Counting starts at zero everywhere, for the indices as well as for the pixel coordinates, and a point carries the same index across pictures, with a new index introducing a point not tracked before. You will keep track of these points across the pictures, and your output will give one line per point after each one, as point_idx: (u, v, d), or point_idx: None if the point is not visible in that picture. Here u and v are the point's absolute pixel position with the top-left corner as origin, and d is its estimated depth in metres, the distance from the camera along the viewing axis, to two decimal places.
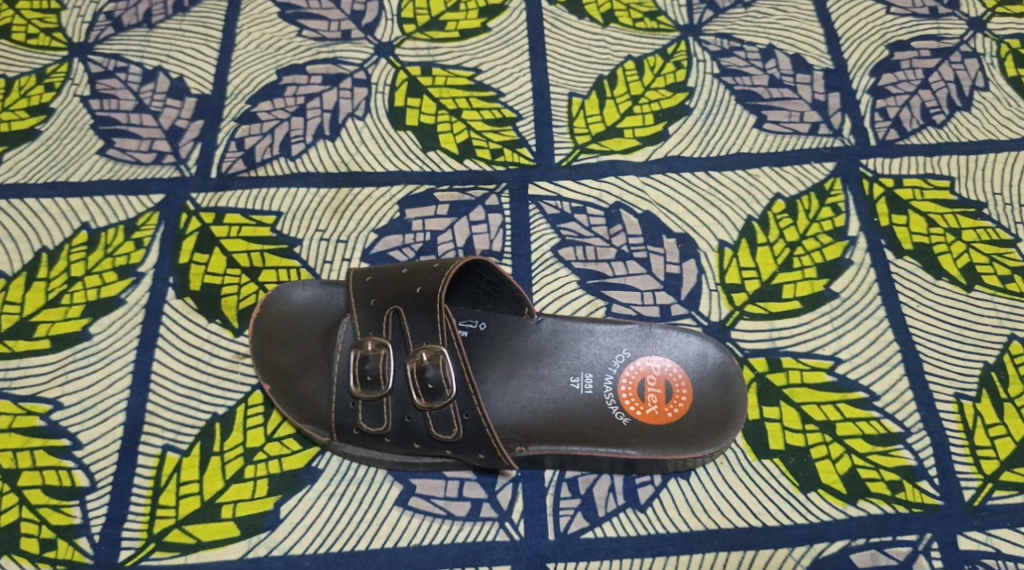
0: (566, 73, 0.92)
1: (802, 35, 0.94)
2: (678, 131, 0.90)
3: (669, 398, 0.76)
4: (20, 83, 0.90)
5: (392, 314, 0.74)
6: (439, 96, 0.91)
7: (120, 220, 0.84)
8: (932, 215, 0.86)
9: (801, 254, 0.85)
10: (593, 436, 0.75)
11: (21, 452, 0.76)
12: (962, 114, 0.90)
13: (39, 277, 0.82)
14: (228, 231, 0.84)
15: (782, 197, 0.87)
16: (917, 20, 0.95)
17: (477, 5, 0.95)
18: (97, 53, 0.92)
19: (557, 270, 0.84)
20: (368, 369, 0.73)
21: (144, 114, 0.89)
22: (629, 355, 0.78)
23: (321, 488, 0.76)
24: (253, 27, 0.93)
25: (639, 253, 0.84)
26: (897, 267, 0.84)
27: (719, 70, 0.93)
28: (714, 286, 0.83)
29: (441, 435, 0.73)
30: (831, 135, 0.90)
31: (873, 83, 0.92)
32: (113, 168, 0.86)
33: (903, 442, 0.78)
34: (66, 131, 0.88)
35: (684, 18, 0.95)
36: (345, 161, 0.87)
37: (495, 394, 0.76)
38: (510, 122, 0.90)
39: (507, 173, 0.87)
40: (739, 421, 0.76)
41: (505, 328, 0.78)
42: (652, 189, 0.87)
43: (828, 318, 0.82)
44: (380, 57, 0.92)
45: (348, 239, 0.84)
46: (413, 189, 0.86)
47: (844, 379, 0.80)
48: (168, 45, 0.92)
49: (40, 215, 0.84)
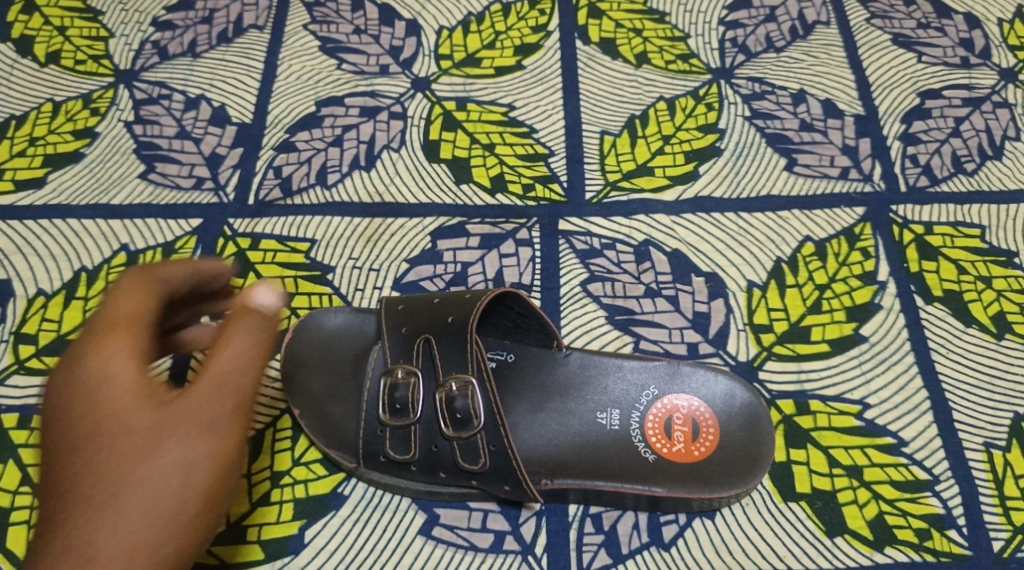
0: (598, 112, 0.94)
1: (833, 81, 0.95)
2: (709, 171, 0.91)
3: (696, 436, 0.76)
4: (67, 108, 0.92)
5: (423, 343, 0.75)
6: (473, 131, 0.92)
7: (158, 242, 0.86)
8: (963, 262, 0.86)
9: (830, 297, 0.85)
10: (621, 471, 0.75)
11: None
12: (992, 163, 0.91)
13: (78, 295, 0.83)
14: (264, 256, 0.85)
15: (811, 240, 0.88)
16: (949, 69, 0.96)
17: (513, 44, 0.97)
18: (142, 80, 0.94)
19: (585, 304, 0.84)
20: (397, 397, 0.74)
21: (186, 140, 0.91)
22: (657, 393, 0.78)
23: (346, 513, 0.76)
24: (294, 59, 0.95)
25: (668, 290, 0.85)
26: (927, 313, 0.84)
27: (750, 113, 0.94)
28: (743, 326, 0.84)
29: (467, 465, 0.73)
30: (862, 180, 0.90)
31: (904, 130, 0.93)
32: (153, 192, 0.88)
33: (931, 490, 0.78)
34: (110, 154, 0.90)
35: (717, 61, 0.97)
36: (379, 192, 0.89)
37: (522, 425, 0.77)
38: (542, 158, 0.91)
39: (538, 208, 0.88)
40: (766, 461, 0.75)
41: (533, 360, 0.79)
42: (682, 228, 0.88)
43: (856, 361, 0.82)
44: (416, 91, 0.94)
45: (380, 267, 0.85)
46: (445, 221, 0.88)
47: (872, 424, 0.80)
48: (212, 74, 0.94)
49: (80, 235, 0.86)
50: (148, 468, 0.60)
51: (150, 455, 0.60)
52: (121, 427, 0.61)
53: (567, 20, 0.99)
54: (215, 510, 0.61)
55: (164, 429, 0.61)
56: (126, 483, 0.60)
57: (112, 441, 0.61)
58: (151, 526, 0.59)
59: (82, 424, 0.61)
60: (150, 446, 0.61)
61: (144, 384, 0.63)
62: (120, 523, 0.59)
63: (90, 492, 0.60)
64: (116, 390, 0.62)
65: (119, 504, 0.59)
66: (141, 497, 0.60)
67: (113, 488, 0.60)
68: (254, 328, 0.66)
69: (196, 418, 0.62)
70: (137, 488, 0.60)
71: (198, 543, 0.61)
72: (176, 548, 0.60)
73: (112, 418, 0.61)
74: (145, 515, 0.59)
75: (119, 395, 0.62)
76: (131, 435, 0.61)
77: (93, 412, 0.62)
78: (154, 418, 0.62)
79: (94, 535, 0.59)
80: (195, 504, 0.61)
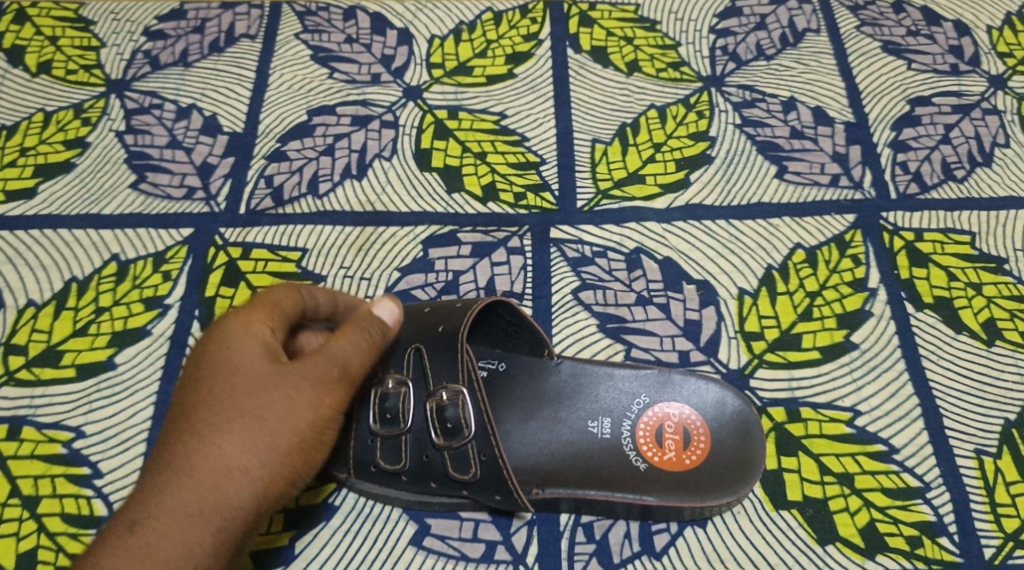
0: (590, 120, 0.94)
1: (824, 88, 0.96)
2: (700, 178, 0.91)
3: (687, 444, 0.76)
4: (58, 117, 0.92)
5: (413, 352, 0.75)
6: (465, 139, 0.92)
7: (149, 252, 0.86)
8: (953, 269, 0.87)
9: (821, 304, 0.85)
10: (612, 480, 0.75)
11: (43, 479, 0.77)
12: (982, 170, 0.91)
13: (68, 305, 0.83)
14: (255, 265, 0.85)
15: (802, 247, 0.88)
16: (939, 77, 0.96)
17: (505, 52, 0.97)
18: (133, 90, 0.94)
19: (576, 312, 0.84)
20: (387, 408, 0.74)
21: (177, 150, 0.91)
22: (648, 401, 0.78)
23: (337, 524, 0.76)
24: (286, 68, 0.96)
25: (659, 298, 0.85)
26: (917, 320, 0.85)
27: (741, 120, 0.94)
28: (734, 333, 0.84)
29: (458, 475, 0.73)
30: (852, 188, 0.91)
31: (894, 137, 0.93)
32: (144, 202, 0.88)
33: (923, 497, 0.78)
34: (101, 164, 0.90)
35: (708, 69, 0.97)
36: (371, 201, 0.89)
37: (513, 434, 0.77)
38: (534, 166, 0.91)
39: (529, 216, 0.89)
40: (756, 469, 0.76)
41: (524, 369, 0.79)
42: (673, 236, 0.88)
43: (847, 368, 0.82)
44: (408, 100, 0.94)
45: (372, 276, 0.85)
46: (437, 230, 0.88)
47: (863, 431, 0.80)
48: (203, 83, 0.94)
49: (71, 245, 0.86)
50: (250, 413, 0.66)
51: (258, 404, 0.66)
52: (240, 371, 0.67)
53: (558, 29, 0.99)
54: (297, 464, 0.67)
55: (275, 380, 0.67)
56: (226, 419, 0.66)
57: (229, 383, 0.67)
58: (237, 462, 0.65)
59: (207, 369, 0.68)
60: (260, 393, 0.66)
61: (269, 346, 0.68)
62: (214, 454, 0.65)
63: (200, 419, 0.66)
64: (250, 341, 0.68)
65: (216, 438, 0.66)
66: (238, 434, 0.66)
67: (217, 422, 0.66)
68: (374, 325, 0.69)
69: (302, 375, 0.67)
70: (237, 425, 0.66)
71: (276, 489, 0.66)
72: (252, 493, 0.65)
73: (238, 361, 0.67)
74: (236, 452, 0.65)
75: (242, 347, 0.68)
76: (247, 380, 0.67)
77: (224, 353, 0.68)
78: (271, 368, 0.67)
79: (194, 462, 0.65)
80: (279, 456, 0.66)
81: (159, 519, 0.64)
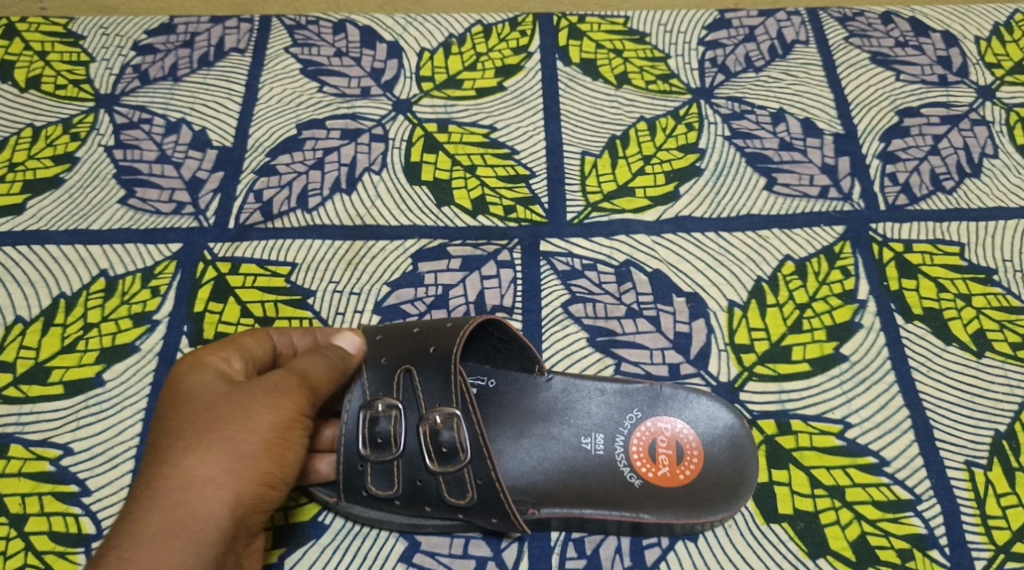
0: (579, 132, 0.94)
1: (813, 100, 0.96)
2: (689, 191, 0.91)
3: (680, 459, 0.77)
4: (46, 133, 0.92)
5: (403, 373, 0.75)
6: (454, 152, 0.92)
7: (137, 267, 0.86)
8: (943, 280, 0.87)
9: (810, 316, 0.85)
10: (608, 498, 0.76)
11: (30, 497, 0.77)
12: (971, 181, 0.91)
13: (56, 322, 0.83)
14: (243, 280, 0.85)
15: (791, 259, 0.88)
16: (927, 87, 0.97)
17: (494, 65, 0.97)
18: (122, 105, 0.94)
19: (566, 326, 0.84)
20: (378, 432, 0.74)
21: (166, 165, 0.91)
22: (641, 416, 0.78)
23: (327, 542, 0.76)
24: (275, 82, 0.96)
25: (649, 311, 0.85)
26: (907, 331, 0.85)
27: (730, 132, 0.94)
28: (724, 346, 0.84)
29: (454, 499, 0.73)
30: (841, 199, 0.91)
31: (883, 148, 0.93)
32: (133, 217, 0.88)
33: (913, 510, 0.78)
34: (89, 180, 0.90)
35: (697, 81, 0.97)
36: (360, 215, 0.89)
37: (506, 453, 0.77)
38: (524, 179, 0.91)
39: (519, 229, 0.89)
40: (750, 484, 0.76)
41: (514, 386, 0.79)
42: (662, 249, 0.88)
43: (837, 381, 0.82)
44: (397, 113, 0.94)
45: (361, 291, 0.85)
46: (426, 243, 0.88)
47: (854, 444, 0.80)
48: (192, 98, 0.94)
49: (59, 261, 0.86)
50: (215, 427, 0.67)
51: (221, 419, 0.67)
52: (200, 397, 0.68)
53: (548, 41, 0.99)
54: (268, 468, 0.67)
55: (235, 397, 0.68)
56: (189, 437, 0.66)
57: (189, 411, 0.68)
58: (209, 471, 0.65)
59: (166, 408, 0.69)
60: (222, 409, 0.67)
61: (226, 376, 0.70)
62: (181, 470, 0.65)
63: (162, 446, 0.66)
64: (206, 376, 0.70)
65: (183, 457, 0.65)
66: (205, 448, 0.66)
67: (182, 443, 0.66)
68: (331, 348, 0.74)
69: (261, 390, 0.69)
70: (202, 441, 0.66)
71: (252, 494, 0.66)
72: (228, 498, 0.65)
73: (195, 393, 0.69)
74: (204, 463, 0.65)
75: (199, 381, 0.70)
76: (207, 403, 0.68)
77: (180, 390, 0.69)
78: (228, 390, 0.69)
79: (164, 482, 0.65)
80: (250, 460, 0.66)
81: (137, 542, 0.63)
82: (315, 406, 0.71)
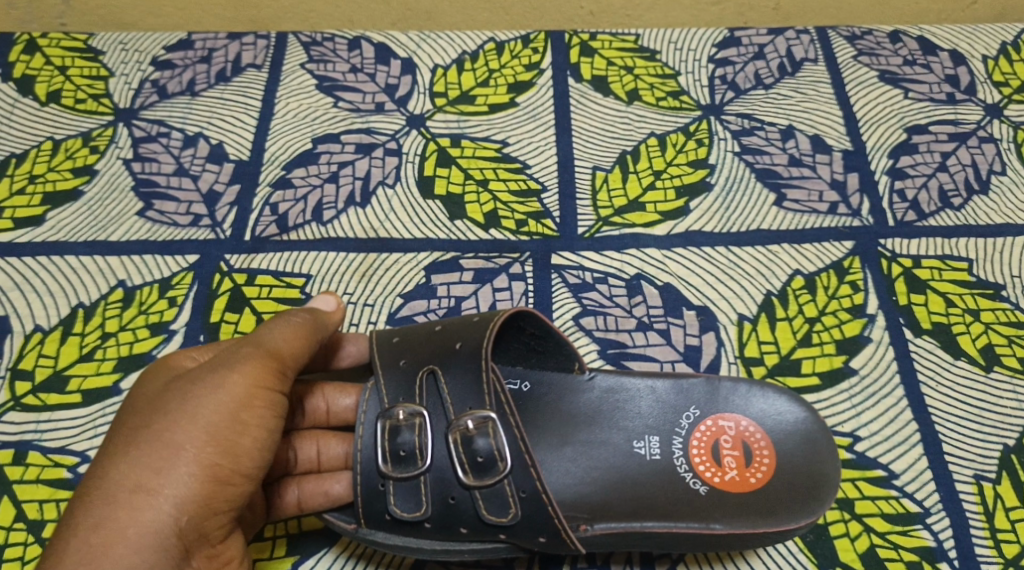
0: (590, 148, 0.95)
1: (821, 117, 0.97)
2: (699, 206, 0.92)
3: (749, 460, 0.77)
4: (66, 146, 0.94)
5: (427, 374, 0.76)
6: (467, 167, 0.93)
7: (154, 278, 0.87)
8: (951, 295, 0.87)
9: (820, 330, 0.86)
10: (662, 509, 0.76)
11: (47, 503, 0.77)
12: (979, 198, 0.92)
13: (74, 331, 0.84)
14: (259, 291, 0.86)
15: (801, 273, 0.89)
16: (936, 105, 0.98)
17: (507, 82, 0.99)
18: (141, 119, 0.96)
19: (578, 338, 0.85)
20: (401, 445, 0.75)
21: (184, 177, 0.92)
22: (699, 414, 0.79)
23: (339, 550, 0.78)
24: (291, 97, 0.97)
25: (659, 323, 0.86)
26: (916, 346, 0.85)
27: (740, 148, 0.95)
28: (734, 359, 0.84)
29: (495, 518, 0.73)
30: (850, 215, 0.92)
31: (892, 165, 0.94)
32: (150, 229, 0.89)
33: (923, 523, 0.78)
34: (108, 192, 0.91)
35: (707, 98, 0.98)
36: (374, 227, 0.90)
37: (551, 463, 0.78)
38: (535, 194, 0.92)
39: (530, 243, 0.90)
40: (832, 483, 0.76)
41: (552, 386, 0.80)
42: (673, 262, 0.89)
43: (847, 394, 0.83)
44: (411, 128, 0.96)
45: (375, 302, 0.86)
46: (439, 256, 0.89)
47: (864, 457, 0.81)
48: (210, 112, 0.96)
49: (78, 272, 0.87)
50: (155, 421, 0.67)
51: (161, 415, 0.68)
52: (148, 398, 0.70)
53: (559, 58, 1.01)
54: (211, 459, 0.66)
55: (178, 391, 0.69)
56: (130, 435, 0.67)
57: (137, 411, 0.69)
58: (144, 464, 0.65)
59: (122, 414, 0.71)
60: (162, 405, 0.68)
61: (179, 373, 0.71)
62: (118, 466, 0.66)
63: (109, 446, 0.67)
64: (164, 377, 0.71)
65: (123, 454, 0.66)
66: (143, 444, 0.66)
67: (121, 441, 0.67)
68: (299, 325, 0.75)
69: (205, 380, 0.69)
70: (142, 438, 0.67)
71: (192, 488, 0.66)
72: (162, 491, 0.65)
73: (146, 395, 0.70)
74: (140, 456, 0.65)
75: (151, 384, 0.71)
76: (154, 402, 0.69)
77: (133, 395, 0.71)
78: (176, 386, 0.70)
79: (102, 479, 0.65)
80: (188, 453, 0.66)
81: (73, 540, 0.63)
82: (275, 385, 0.70)
